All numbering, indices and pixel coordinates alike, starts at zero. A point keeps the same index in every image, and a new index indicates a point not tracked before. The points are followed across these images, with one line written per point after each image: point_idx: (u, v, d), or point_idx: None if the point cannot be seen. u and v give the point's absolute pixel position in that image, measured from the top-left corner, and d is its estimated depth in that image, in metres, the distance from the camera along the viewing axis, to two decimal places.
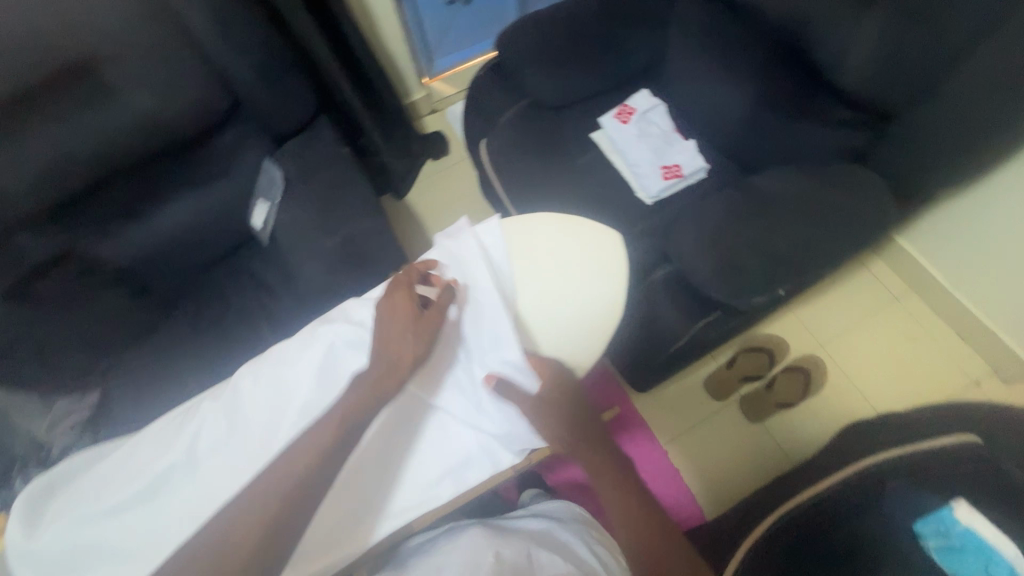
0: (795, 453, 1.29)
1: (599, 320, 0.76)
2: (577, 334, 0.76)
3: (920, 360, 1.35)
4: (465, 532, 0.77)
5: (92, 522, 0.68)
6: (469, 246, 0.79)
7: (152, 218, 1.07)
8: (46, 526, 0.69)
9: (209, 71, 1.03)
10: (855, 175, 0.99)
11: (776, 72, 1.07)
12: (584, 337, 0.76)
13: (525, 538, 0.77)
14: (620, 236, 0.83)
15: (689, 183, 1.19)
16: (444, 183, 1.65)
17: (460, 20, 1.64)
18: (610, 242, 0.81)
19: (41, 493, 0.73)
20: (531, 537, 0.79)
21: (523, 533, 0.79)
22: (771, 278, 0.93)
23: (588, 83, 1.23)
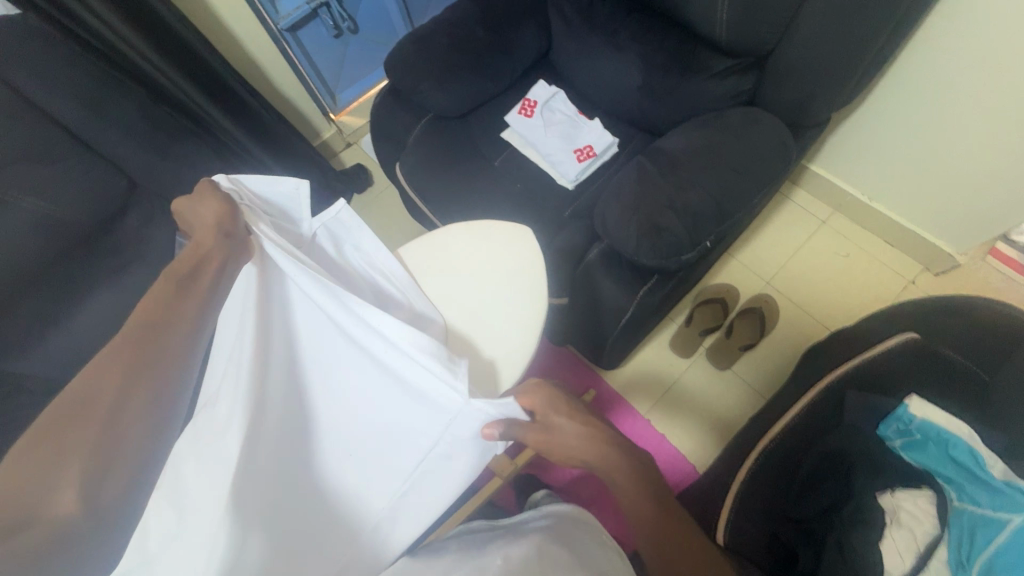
0: (765, 389, 1.34)
1: (525, 314, 0.85)
2: (511, 333, 0.84)
3: (859, 274, 1.42)
4: (472, 551, 0.69)
5: None
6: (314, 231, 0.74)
7: (71, 321, 0.96)
8: None
9: (96, 159, 1.00)
10: (751, 119, 1.03)
11: (655, 40, 1.12)
12: (517, 334, 0.84)
13: (536, 535, 0.69)
14: (529, 229, 0.91)
15: (603, 161, 1.22)
16: (375, 213, 1.66)
17: (351, 51, 1.62)
18: (524, 241, 0.89)
19: None
20: (540, 531, 0.70)
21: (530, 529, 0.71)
22: (696, 233, 0.96)
23: (486, 86, 1.25)
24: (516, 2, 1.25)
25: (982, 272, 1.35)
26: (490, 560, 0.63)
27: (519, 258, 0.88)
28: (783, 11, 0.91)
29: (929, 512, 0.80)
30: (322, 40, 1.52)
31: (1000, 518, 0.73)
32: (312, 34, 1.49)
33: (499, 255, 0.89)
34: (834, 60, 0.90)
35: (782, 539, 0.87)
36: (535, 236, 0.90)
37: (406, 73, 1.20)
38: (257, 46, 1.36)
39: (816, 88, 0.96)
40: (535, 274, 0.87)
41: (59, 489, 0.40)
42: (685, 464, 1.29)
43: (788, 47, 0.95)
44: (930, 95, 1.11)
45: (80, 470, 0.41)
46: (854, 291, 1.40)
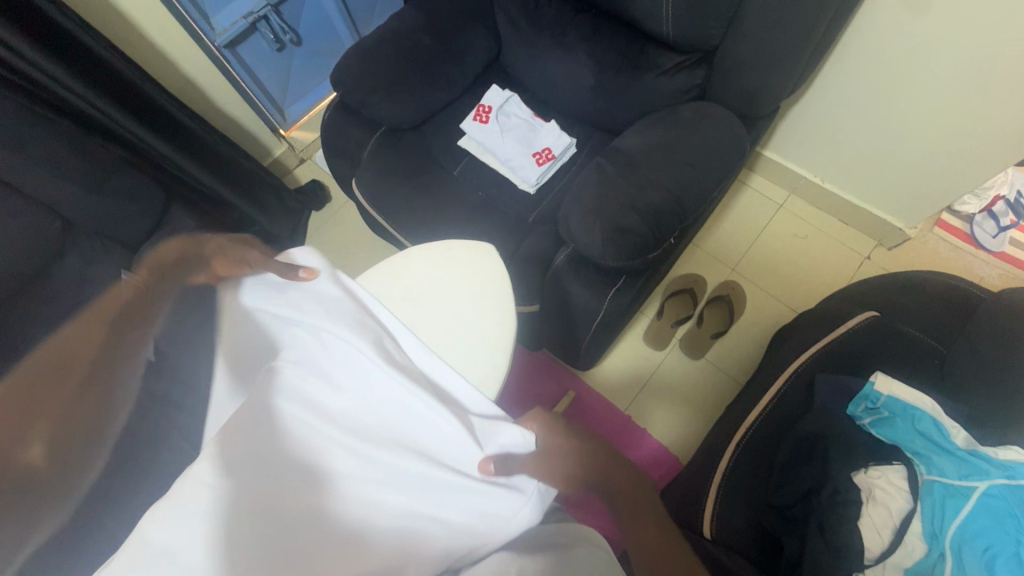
0: (737, 374, 1.36)
1: (497, 330, 0.84)
2: (483, 351, 0.83)
3: (817, 253, 1.46)
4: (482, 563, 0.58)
5: None
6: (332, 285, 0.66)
7: None
8: None
9: (26, 203, 0.89)
10: (704, 113, 1.04)
11: (603, 38, 1.11)
12: (489, 353, 0.83)
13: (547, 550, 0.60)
14: (491, 245, 0.91)
15: (563, 163, 1.21)
16: (335, 230, 1.62)
17: (296, 63, 1.55)
18: (490, 259, 0.88)
19: None
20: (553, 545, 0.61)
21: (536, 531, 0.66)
22: (660, 230, 0.97)
23: (438, 95, 1.22)
24: (461, 7, 1.22)
25: (930, 243, 1.41)
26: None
27: (488, 276, 0.87)
28: (726, 5, 0.91)
29: (900, 487, 0.81)
30: (263, 54, 1.44)
31: (967, 486, 0.77)
32: (252, 49, 1.41)
33: (467, 272, 0.88)
34: (777, 52, 0.92)
35: (766, 528, 0.89)
36: (497, 250, 0.90)
37: (354, 87, 1.15)
38: (193, 66, 1.30)
39: (764, 79, 0.97)
40: (501, 289, 0.87)
41: (27, 444, 0.51)
42: (666, 454, 1.31)
43: (733, 41, 0.96)
44: (869, 79, 1.16)
45: (45, 437, 0.52)
46: (813, 268, 1.45)
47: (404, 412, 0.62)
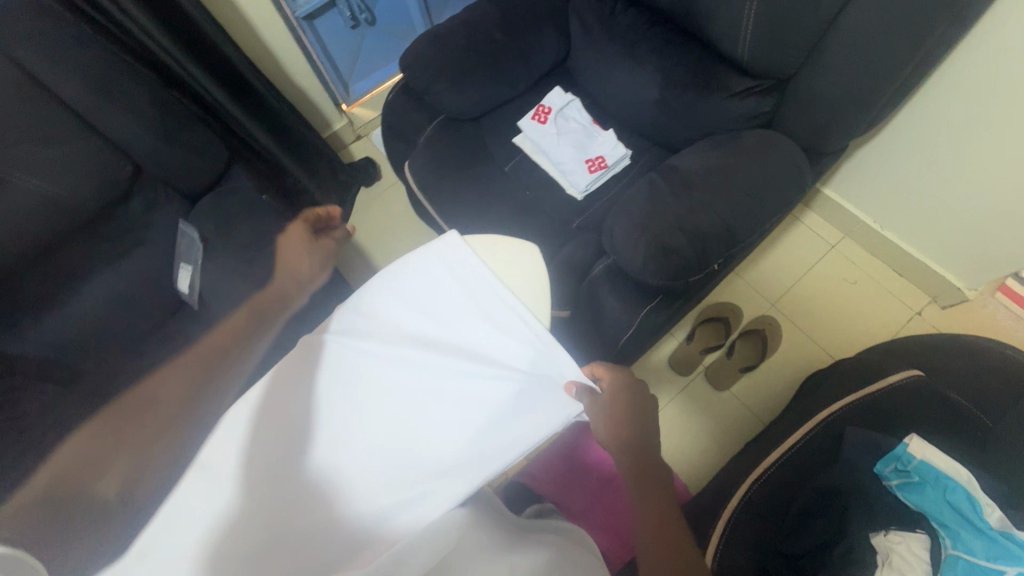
0: (762, 412, 1.33)
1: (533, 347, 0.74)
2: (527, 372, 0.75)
3: (865, 302, 1.40)
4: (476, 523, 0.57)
5: None
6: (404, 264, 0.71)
7: (68, 304, 0.96)
8: None
9: (100, 143, 0.97)
10: (768, 142, 1.01)
11: (675, 53, 1.09)
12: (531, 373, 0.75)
13: (549, 547, 0.58)
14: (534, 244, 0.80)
15: (615, 173, 1.20)
16: (380, 208, 1.64)
17: (368, 43, 1.61)
18: (532, 264, 0.78)
19: None
20: (550, 543, 0.60)
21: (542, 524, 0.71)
22: (705, 254, 0.95)
23: (500, 91, 1.23)
24: (536, 6, 1.22)
25: (988, 308, 1.34)
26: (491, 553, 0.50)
27: (524, 280, 0.77)
28: (810, 36, 0.89)
29: (921, 558, 0.79)
30: (336, 29, 1.52)
31: (996, 569, 0.72)
32: (329, 23, 1.50)
33: (506, 271, 0.78)
34: (856, 90, 0.89)
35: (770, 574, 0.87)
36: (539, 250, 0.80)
37: (420, 73, 1.18)
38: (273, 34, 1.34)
39: (837, 115, 0.94)
40: (538, 296, 0.77)
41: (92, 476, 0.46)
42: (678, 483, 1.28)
43: (810, 73, 0.93)
44: (949, 129, 1.10)
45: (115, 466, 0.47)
46: (859, 317, 1.39)
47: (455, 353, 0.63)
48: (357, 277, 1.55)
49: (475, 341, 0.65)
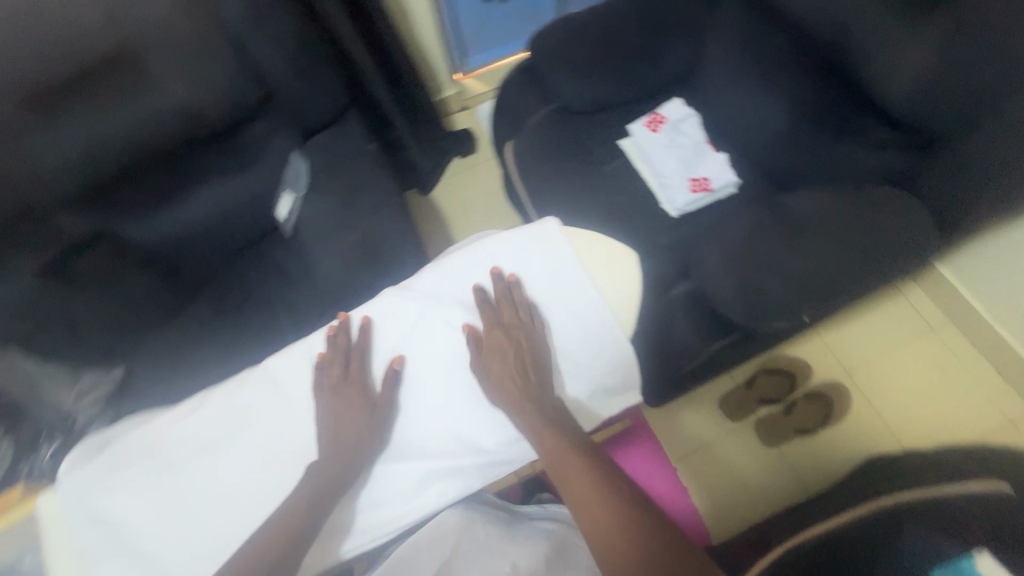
0: (811, 482, 1.24)
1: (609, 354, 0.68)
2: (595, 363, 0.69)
3: (953, 397, 1.28)
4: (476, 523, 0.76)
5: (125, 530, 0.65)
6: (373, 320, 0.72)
7: (182, 203, 1.06)
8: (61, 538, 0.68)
9: (238, 64, 1.06)
10: (895, 201, 0.94)
11: (818, 85, 1.01)
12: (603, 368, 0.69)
13: (542, 538, 0.75)
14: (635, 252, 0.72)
15: (717, 198, 1.15)
16: (468, 180, 1.66)
17: (495, 17, 1.64)
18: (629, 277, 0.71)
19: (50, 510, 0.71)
20: (544, 534, 0.76)
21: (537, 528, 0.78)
22: (797, 303, 0.90)
23: (618, 91, 1.21)
24: (676, 11, 1.18)
25: None
26: (501, 560, 0.71)
27: (617, 286, 0.71)
28: (980, 99, 0.81)
29: None
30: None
31: None
32: None
33: (602, 277, 0.71)
34: None
35: None
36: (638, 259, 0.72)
37: (544, 58, 1.18)
38: None
39: None
40: (626, 304, 0.70)
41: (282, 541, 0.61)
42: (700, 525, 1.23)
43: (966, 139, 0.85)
44: None
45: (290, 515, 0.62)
46: (941, 411, 1.27)
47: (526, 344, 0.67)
48: (433, 242, 1.59)
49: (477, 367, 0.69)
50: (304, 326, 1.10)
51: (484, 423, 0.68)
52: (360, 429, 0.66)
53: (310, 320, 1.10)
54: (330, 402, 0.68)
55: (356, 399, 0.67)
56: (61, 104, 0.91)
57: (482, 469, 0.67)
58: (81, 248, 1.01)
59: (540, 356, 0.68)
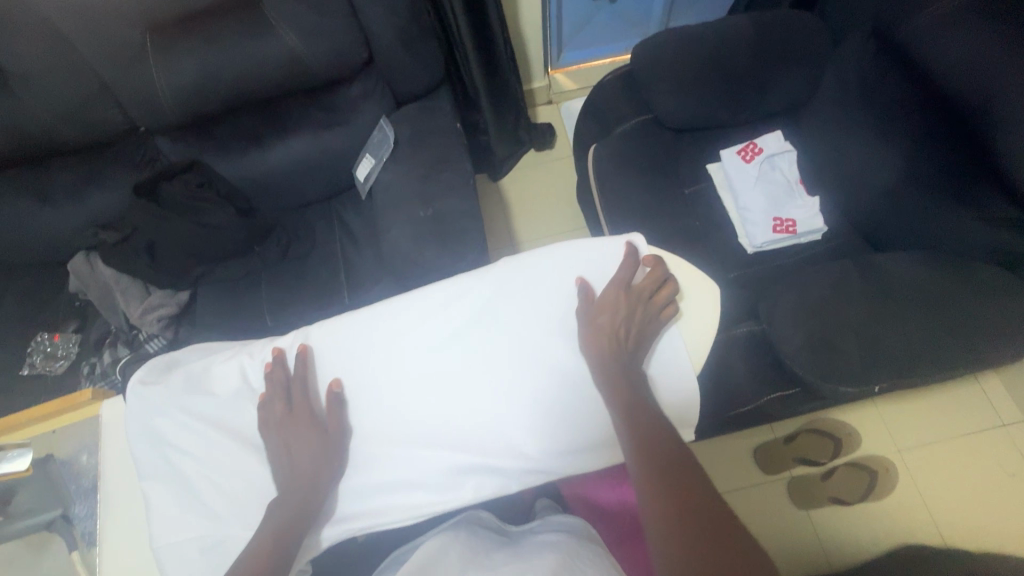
0: (837, 555, 1.17)
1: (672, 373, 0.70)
2: (672, 366, 0.70)
3: (1012, 498, 1.19)
4: (478, 555, 0.65)
5: (164, 462, 0.69)
6: (332, 354, 0.71)
7: (271, 149, 1.11)
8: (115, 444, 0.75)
9: (352, 24, 1.03)
10: (1003, 283, 0.86)
11: (938, 145, 0.93)
12: (677, 379, 0.69)
13: (550, 554, 0.63)
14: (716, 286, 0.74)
15: (799, 242, 1.10)
16: (539, 174, 1.64)
17: (600, 16, 1.53)
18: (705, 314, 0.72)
19: (111, 417, 0.77)
20: (551, 548, 0.65)
21: (544, 546, 0.67)
22: (872, 372, 0.84)
23: (717, 114, 1.16)
24: (797, 42, 1.12)
25: None
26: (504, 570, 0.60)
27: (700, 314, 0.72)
28: None
29: None
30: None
31: None
32: None
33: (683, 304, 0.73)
34: None
35: None
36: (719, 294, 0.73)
37: (649, 67, 1.14)
38: None
39: None
40: (700, 341, 0.71)
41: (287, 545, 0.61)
42: None
43: None
44: None
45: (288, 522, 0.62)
46: (995, 510, 1.18)
47: (590, 360, 0.66)
48: (492, 229, 1.59)
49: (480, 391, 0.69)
50: (360, 289, 1.13)
51: (532, 430, 0.67)
52: (313, 456, 0.66)
53: (368, 284, 1.13)
54: (275, 437, 0.67)
55: (305, 425, 0.67)
56: (177, 40, 0.97)
57: (520, 474, 0.67)
58: (173, 173, 1.06)
59: (618, 362, 0.66)
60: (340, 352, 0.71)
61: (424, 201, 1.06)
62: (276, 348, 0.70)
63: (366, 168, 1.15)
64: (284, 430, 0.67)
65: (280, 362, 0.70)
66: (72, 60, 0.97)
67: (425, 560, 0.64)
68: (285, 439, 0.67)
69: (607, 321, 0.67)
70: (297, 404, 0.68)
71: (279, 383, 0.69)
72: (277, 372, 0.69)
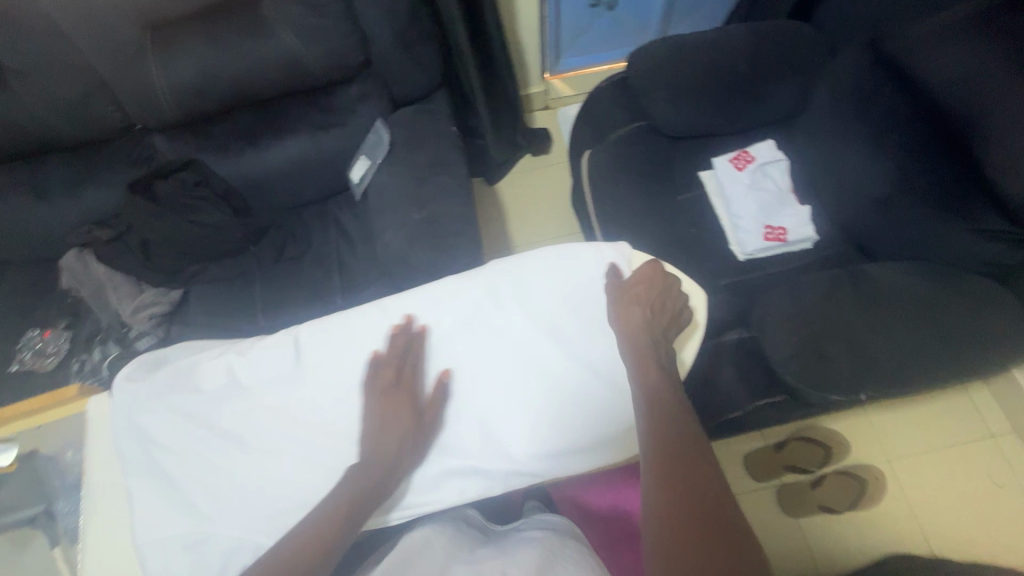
0: (825, 563, 1.18)
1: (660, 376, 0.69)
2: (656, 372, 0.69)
3: (1000, 508, 1.19)
4: (462, 552, 0.65)
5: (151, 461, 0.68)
6: (450, 331, 0.72)
7: (268, 150, 1.12)
8: (101, 441, 0.75)
9: (349, 27, 1.04)
10: (992, 296, 0.87)
11: (932, 157, 0.94)
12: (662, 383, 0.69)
13: (533, 549, 0.64)
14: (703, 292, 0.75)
15: (790, 251, 1.11)
16: (535, 179, 1.65)
17: (598, 23, 1.56)
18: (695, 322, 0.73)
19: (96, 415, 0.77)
20: (535, 544, 0.66)
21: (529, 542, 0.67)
22: (859, 381, 0.85)
23: (712, 122, 1.17)
24: (790, 53, 1.14)
25: None
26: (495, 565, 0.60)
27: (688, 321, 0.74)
28: None
29: None
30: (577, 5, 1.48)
31: None
32: None
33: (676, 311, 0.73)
34: None
35: None
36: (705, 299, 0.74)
37: (644, 74, 1.15)
38: None
39: None
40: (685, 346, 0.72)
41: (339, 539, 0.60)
42: None
43: None
44: None
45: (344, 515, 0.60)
46: (982, 519, 1.19)
47: (629, 358, 0.66)
48: (487, 232, 1.60)
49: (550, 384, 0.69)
50: (354, 290, 1.14)
51: (518, 433, 0.67)
52: (406, 436, 0.65)
53: (362, 286, 1.14)
54: (375, 410, 0.66)
55: (406, 403, 0.66)
56: (173, 39, 0.97)
57: (507, 477, 0.67)
58: (168, 171, 1.06)
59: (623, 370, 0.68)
60: (454, 332, 0.72)
61: (418, 203, 1.07)
62: (407, 314, 0.72)
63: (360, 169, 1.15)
64: (380, 405, 0.67)
65: (405, 333, 0.70)
66: (72, 57, 0.98)
67: (408, 553, 0.65)
68: (379, 415, 0.66)
69: (637, 322, 0.67)
70: (402, 378, 0.68)
71: (398, 355, 0.69)
72: (397, 344, 0.70)
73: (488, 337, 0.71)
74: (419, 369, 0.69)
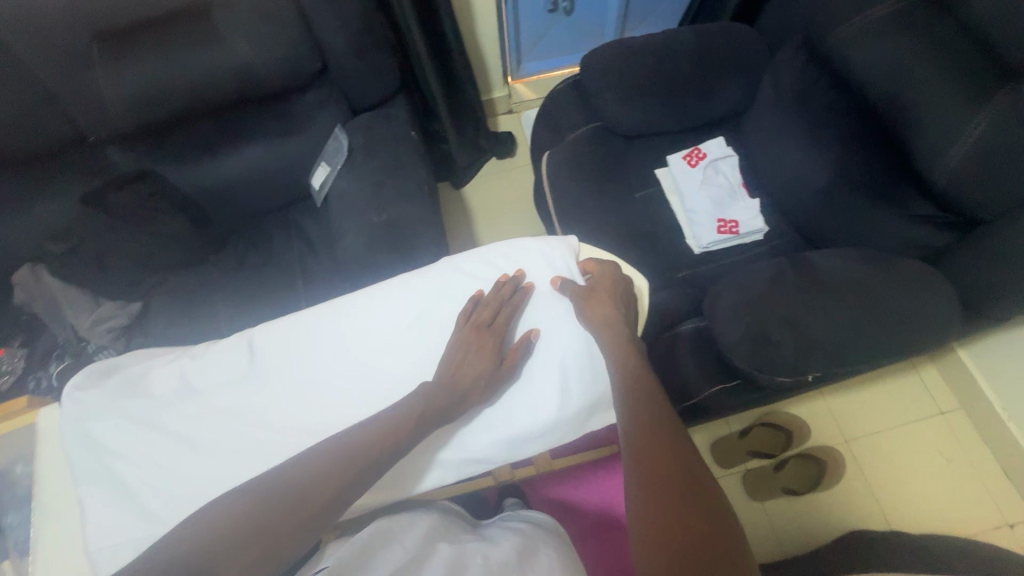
0: (791, 544, 1.21)
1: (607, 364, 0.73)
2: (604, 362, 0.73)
3: (950, 482, 1.25)
4: (450, 532, 0.68)
5: (104, 470, 0.68)
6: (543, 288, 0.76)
7: (227, 157, 1.12)
8: (52, 454, 0.74)
9: (304, 35, 1.05)
10: (928, 280, 0.91)
11: (865, 148, 1.00)
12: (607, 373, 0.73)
13: (513, 538, 0.68)
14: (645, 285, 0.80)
15: (743, 243, 1.15)
16: (500, 182, 1.68)
17: (557, 27, 1.58)
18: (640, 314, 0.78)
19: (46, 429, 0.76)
20: (515, 534, 0.69)
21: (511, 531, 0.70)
22: (806, 362, 0.90)
23: (665, 121, 1.21)
24: (735, 53, 1.19)
25: None
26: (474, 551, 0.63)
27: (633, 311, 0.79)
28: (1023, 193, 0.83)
29: None
30: (535, 10, 1.49)
31: None
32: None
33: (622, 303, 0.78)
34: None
35: None
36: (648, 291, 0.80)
37: (598, 76, 1.19)
38: None
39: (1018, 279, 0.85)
40: None
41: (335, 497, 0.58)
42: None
43: (1007, 225, 0.85)
44: None
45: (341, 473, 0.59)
46: (934, 493, 1.24)
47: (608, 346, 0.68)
48: (454, 236, 1.62)
49: (561, 355, 0.72)
50: (318, 295, 1.14)
51: (470, 420, 0.70)
52: (476, 382, 0.68)
53: (326, 291, 1.14)
54: (456, 350, 0.70)
55: (488, 348, 0.69)
56: (124, 48, 0.97)
57: (460, 465, 0.69)
58: (122, 181, 1.04)
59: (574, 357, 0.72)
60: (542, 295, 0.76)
61: (378, 208, 1.08)
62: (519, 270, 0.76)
63: (320, 176, 1.16)
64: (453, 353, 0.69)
65: (512, 284, 0.75)
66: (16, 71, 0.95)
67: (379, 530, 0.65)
68: (445, 366, 0.69)
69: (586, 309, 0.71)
70: (487, 324, 0.71)
71: (497, 300, 0.73)
72: (501, 289, 0.74)
73: (559, 303, 0.75)
74: (511, 316, 0.73)
